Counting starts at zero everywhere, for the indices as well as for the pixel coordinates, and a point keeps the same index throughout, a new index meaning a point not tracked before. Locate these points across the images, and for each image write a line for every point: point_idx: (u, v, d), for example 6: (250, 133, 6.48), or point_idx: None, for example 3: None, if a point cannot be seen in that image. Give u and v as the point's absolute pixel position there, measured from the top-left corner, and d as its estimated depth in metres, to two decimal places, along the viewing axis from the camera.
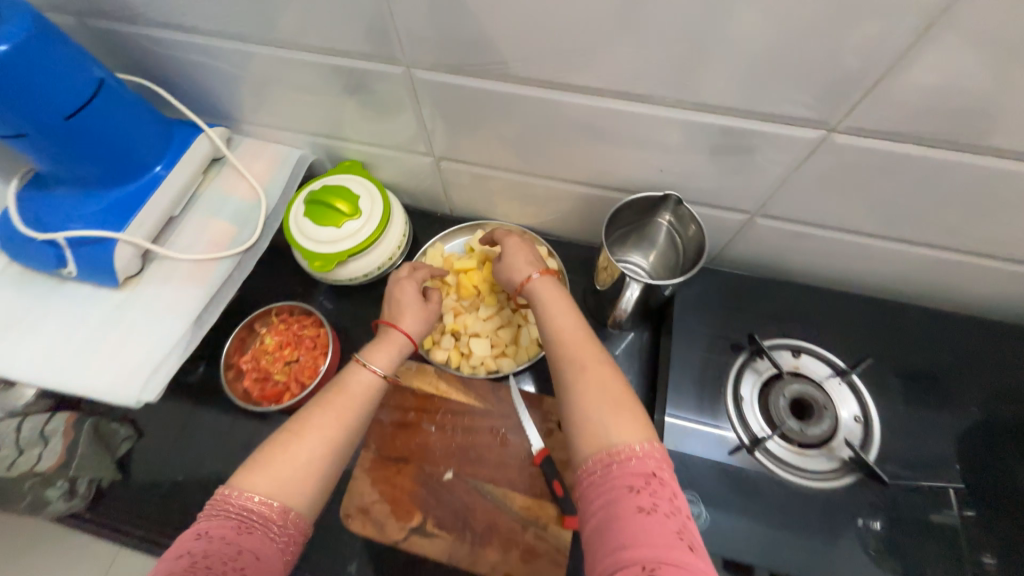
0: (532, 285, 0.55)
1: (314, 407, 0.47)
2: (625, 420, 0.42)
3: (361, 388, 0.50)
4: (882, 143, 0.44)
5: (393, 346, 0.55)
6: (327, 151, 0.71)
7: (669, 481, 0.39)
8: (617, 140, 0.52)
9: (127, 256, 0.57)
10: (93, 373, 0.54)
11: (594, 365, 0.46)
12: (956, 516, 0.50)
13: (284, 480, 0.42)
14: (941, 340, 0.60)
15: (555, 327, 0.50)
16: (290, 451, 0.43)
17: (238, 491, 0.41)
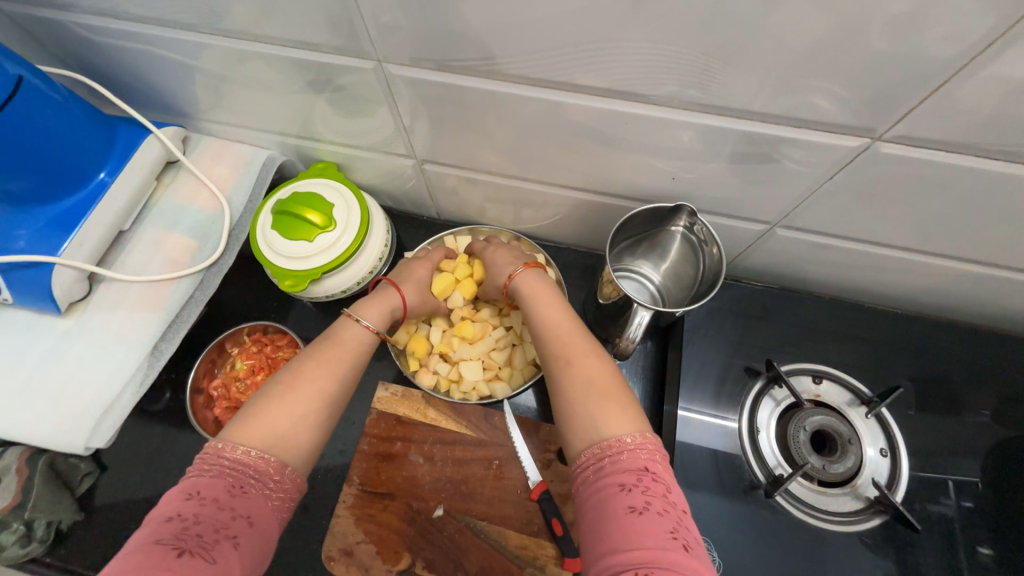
0: (517, 280, 0.53)
1: (309, 362, 0.46)
2: (613, 413, 0.40)
3: (352, 343, 0.49)
4: (937, 155, 0.37)
5: (386, 303, 0.53)
6: (297, 151, 0.63)
7: (664, 475, 0.37)
8: (624, 146, 0.46)
9: (68, 281, 0.50)
10: (37, 415, 0.48)
11: (582, 357, 0.45)
12: (986, 560, 0.47)
13: (276, 435, 0.41)
14: (968, 362, 0.56)
15: (544, 319, 0.49)
16: (283, 405, 0.42)
17: (232, 446, 0.39)
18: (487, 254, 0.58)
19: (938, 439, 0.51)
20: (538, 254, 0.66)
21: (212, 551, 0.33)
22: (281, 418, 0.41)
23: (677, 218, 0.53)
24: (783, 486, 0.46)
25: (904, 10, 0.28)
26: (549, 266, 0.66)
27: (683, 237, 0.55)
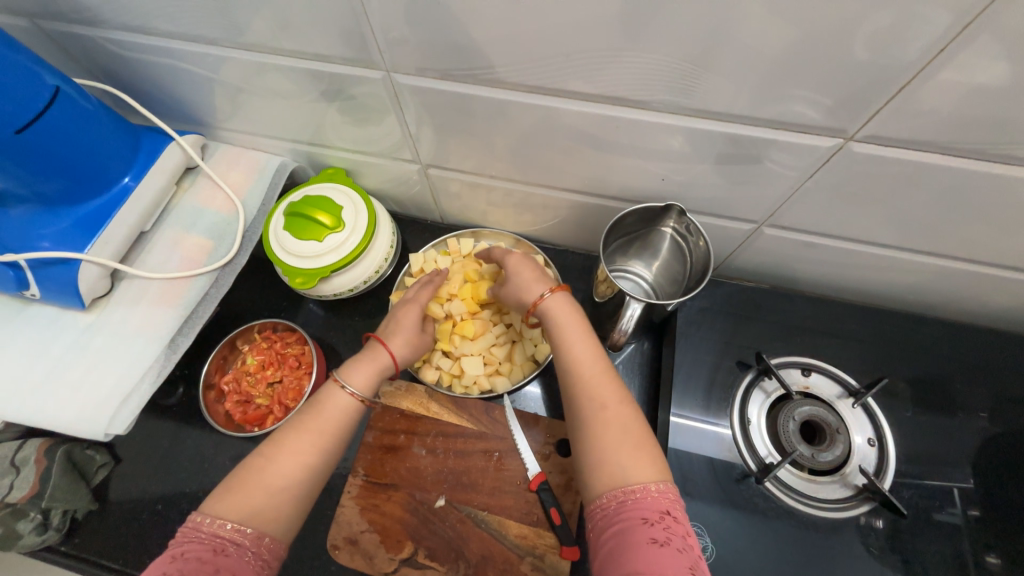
0: (546, 303, 0.52)
1: (292, 431, 0.47)
2: (640, 459, 0.42)
3: (337, 410, 0.49)
4: (906, 153, 0.40)
5: (376, 365, 0.54)
6: (308, 157, 0.67)
7: (682, 519, 0.39)
8: (615, 149, 0.49)
9: (93, 277, 0.53)
10: (60, 404, 0.51)
11: (611, 400, 0.45)
12: (974, 548, 0.48)
13: (258, 508, 0.42)
14: (954, 357, 0.57)
15: (575, 356, 0.49)
16: (265, 477, 0.44)
17: (212, 517, 0.41)
18: (509, 262, 0.57)
19: (926, 431, 0.53)
20: (536, 255, 0.69)
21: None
22: (262, 490, 0.43)
23: (669, 217, 0.55)
24: (772, 473, 0.48)
25: (862, 20, 0.31)
26: (547, 266, 0.69)
27: (674, 237, 0.58)
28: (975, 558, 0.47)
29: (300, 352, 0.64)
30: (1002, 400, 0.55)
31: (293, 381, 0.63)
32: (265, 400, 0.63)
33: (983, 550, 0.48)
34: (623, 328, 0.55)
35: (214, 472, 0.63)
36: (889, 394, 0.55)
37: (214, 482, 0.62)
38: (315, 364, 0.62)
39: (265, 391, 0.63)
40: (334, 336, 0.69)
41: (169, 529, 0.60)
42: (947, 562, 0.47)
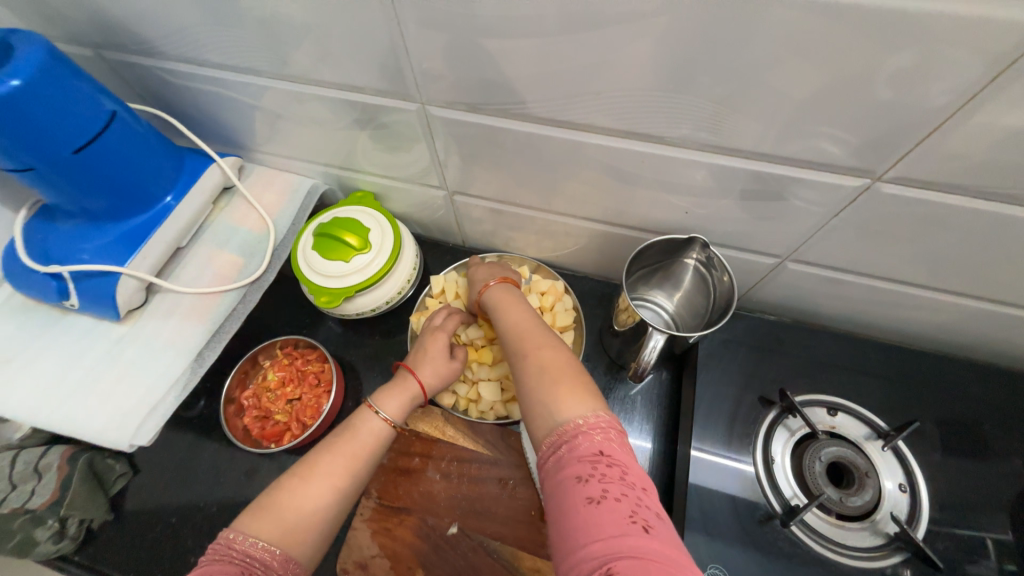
0: (489, 289, 0.57)
1: (328, 452, 0.48)
2: (567, 396, 0.42)
3: (370, 435, 0.50)
4: (935, 195, 0.40)
5: (406, 394, 0.54)
6: (338, 181, 0.69)
7: (618, 455, 0.38)
8: (639, 181, 0.50)
9: (130, 289, 0.55)
10: (89, 412, 0.52)
11: (537, 350, 0.47)
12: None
13: (288, 528, 0.42)
14: (986, 400, 0.56)
15: (510, 322, 0.52)
16: (297, 496, 0.44)
17: (244, 536, 0.41)
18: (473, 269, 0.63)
19: (960, 477, 0.51)
20: (557, 282, 0.69)
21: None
22: (294, 510, 0.43)
23: (692, 249, 0.55)
24: (799, 516, 0.46)
25: (890, 67, 0.32)
26: (566, 293, 0.70)
27: (697, 268, 0.58)
28: None
29: (320, 370, 0.65)
30: None
31: (312, 398, 0.64)
32: (283, 417, 0.63)
33: None
34: (647, 358, 0.57)
35: (228, 487, 0.63)
36: (919, 437, 0.53)
37: (228, 497, 0.62)
38: (335, 383, 0.63)
39: (283, 408, 0.64)
40: (354, 354, 0.70)
41: (181, 543, 0.60)
42: None
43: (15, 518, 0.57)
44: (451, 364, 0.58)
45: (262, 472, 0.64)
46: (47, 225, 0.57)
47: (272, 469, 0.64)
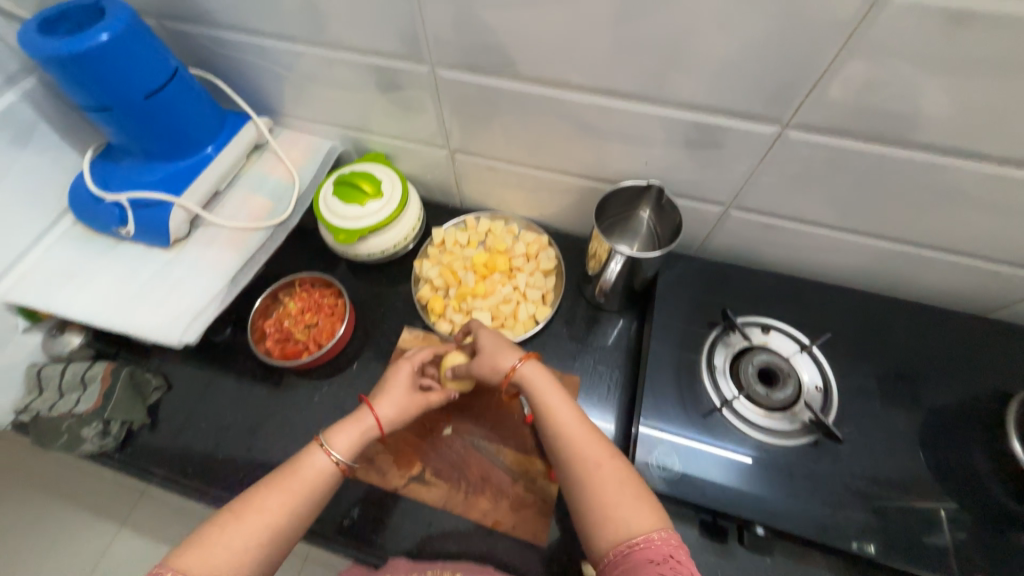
0: (519, 371, 0.58)
1: (267, 489, 0.50)
2: (643, 513, 0.46)
3: (312, 474, 0.52)
4: (829, 139, 0.52)
5: (359, 428, 0.57)
6: (355, 142, 0.80)
7: (683, 558, 0.43)
8: (607, 135, 0.61)
9: (179, 219, 0.65)
10: (143, 317, 0.62)
11: (605, 462, 0.50)
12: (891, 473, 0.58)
13: (214, 564, 0.45)
14: (890, 327, 0.68)
15: (563, 428, 0.53)
16: (226, 535, 0.47)
17: (171, 572, 0.43)
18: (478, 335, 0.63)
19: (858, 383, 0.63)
20: (542, 235, 0.80)
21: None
22: (221, 548, 0.45)
23: (643, 205, 0.69)
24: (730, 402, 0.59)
25: (779, 31, 0.44)
26: (549, 246, 0.80)
27: (648, 224, 0.71)
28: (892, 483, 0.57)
29: (335, 302, 0.75)
30: (926, 363, 0.65)
31: (327, 324, 0.73)
32: (302, 338, 0.73)
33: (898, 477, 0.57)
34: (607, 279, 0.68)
35: (252, 400, 0.72)
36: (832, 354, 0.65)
37: (252, 407, 0.72)
38: (347, 312, 0.73)
39: (303, 331, 0.74)
40: (363, 294, 0.80)
41: (209, 444, 0.69)
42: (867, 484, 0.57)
43: (65, 419, 0.66)
44: (405, 387, 0.62)
45: (281, 388, 0.73)
46: (112, 164, 0.67)
47: (291, 386, 0.73)
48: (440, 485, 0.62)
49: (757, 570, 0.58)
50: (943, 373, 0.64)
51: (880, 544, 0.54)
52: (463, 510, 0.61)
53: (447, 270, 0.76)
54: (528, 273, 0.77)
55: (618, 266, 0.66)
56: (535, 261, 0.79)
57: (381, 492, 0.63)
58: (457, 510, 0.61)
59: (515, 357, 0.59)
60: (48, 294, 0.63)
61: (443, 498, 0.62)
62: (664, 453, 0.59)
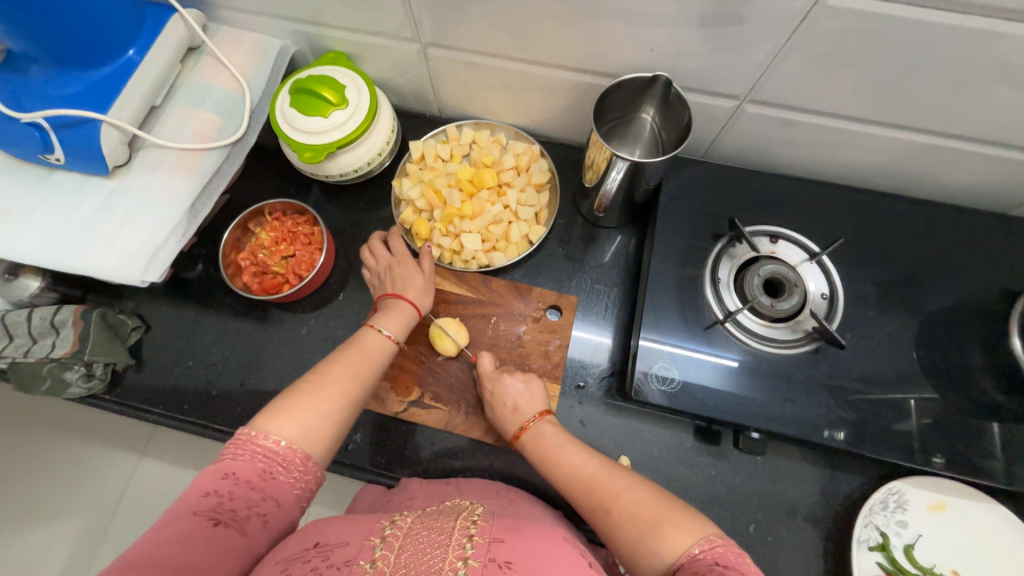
0: (530, 431, 0.56)
1: (337, 364, 0.54)
2: (667, 534, 0.42)
3: (376, 349, 0.57)
4: (876, 6, 0.43)
5: (403, 314, 0.61)
6: (309, 41, 0.68)
7: (740, 565, 0.38)
8: (608, 13, 0.51)
9: (113, 140, 0.57)
10: (96, 255, 0.56)
11: (618, 492, 0.47)
12: (885, 373, 0.59)
13: (305, 428, 0.48)
14: (903, 229, 0.65)
15: (566, 466, 0.51)
16: (312, 400, 0.49)
17: (264, 434, 0.46)
18: (496, 392, 0.60)
19: (861, 288, 0.62)
20: (533, 145, 0.72)
21: (244, 523, 0.41)
22: (310, 412, 0.49)
23: (646, 106, 0.62)
24: (732, 315, 0.58)
25: None
26: (542, 156, 0.73)
27: (651, 129, 0.64)
28: (886, 382, 0.59)
29: (311, 230, 0.70)
30: (935, 263, 0.63)
31: (306, 254, 0.69)
32: (280, 270, 0.68)
33: (893, 376, 0.59)
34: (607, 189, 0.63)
35: (238, 336, 0.70)
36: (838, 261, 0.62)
37: (239, 343, 0.70)
38: (325, 242, 0.68)
39: (279, 263, 0.68)
40: (341, 220, 0.74)
41: (200, 381, 0.68)
42: (864, 384, 0.58)
43: (43, 364, 0.63)
44: (428, 276, 0.65)
45: (267, 322, 0.70)
46: (15, 76, 0.56)
47: (277, 321, 0.70)
48: (438, 409, 0.64)
49: (748, 469, 0.62)
50: (950, 272, 0.63)
51: (872, 442, 0.56)
52: (464, 429, 0.63)
53: (430, 189, 0.68)
54: (519, 189, 0.71)
55: (619, 173, 0.59)
56: (526, 176, 0.72)
57: (383, 417, 0.64)
58: (458, 430, 0.63)
59: (532, 411, 0.58)
60: None
61: (442, 421, 0.63)
62: (664, 367, 0.59)
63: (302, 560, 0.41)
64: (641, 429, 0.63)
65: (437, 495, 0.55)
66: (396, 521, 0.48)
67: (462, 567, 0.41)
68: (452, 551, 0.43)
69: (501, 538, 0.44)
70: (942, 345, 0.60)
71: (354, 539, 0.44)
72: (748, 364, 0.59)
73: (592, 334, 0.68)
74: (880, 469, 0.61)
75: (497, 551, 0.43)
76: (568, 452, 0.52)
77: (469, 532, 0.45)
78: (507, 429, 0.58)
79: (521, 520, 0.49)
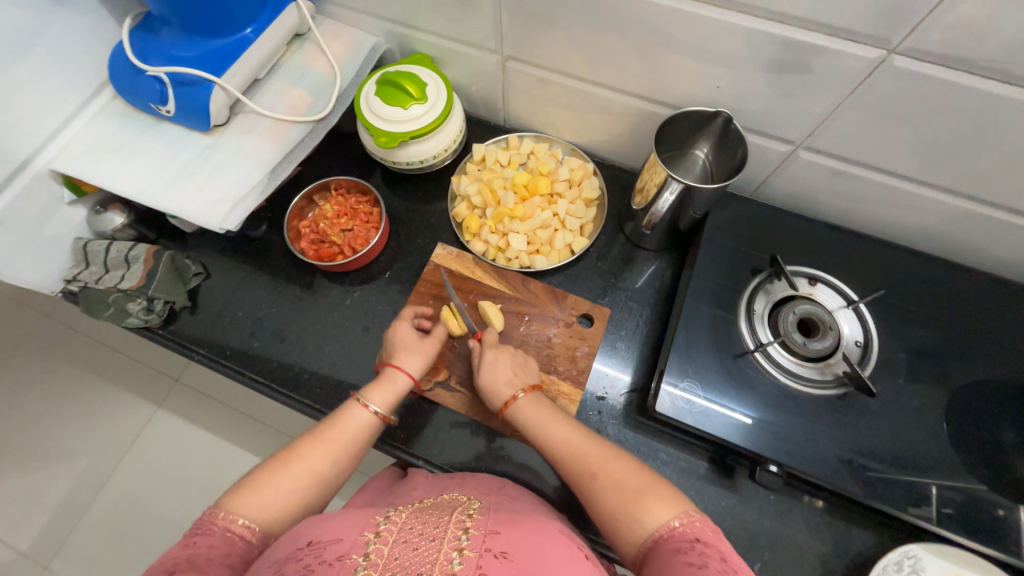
0: (519, 404, 0.57)
1: (311, 437, 0.53)
2: (650, 504, 0.44)
3: (356, 424, 0.55)
4: (941, 70, 0.46)
5: (391, 386, 0.59)
6: (400, 41, 0.74)
7: (716, 542, 0.41)
8: (683, 49, 0.56)
9: (220, 103, 0.64)
10: (185, 199, 0.62)
11: (604, 465, 0.49)
12: (912, 432, 0.59)
13: (267, 508, 0.48)
14: (945, 292, 0.65)
15: (554, 441, 0.53)
16: (278, 478, 0.49)
17: (225, 513, 0.46)
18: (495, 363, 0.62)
19: (896, 344, 0.63)
20: (587, 163, 0.77)
21: (204, 567, 0.42)
22: (273, 491, 0.48)
23: (701, 141, 0.66)
24: (763, 346, 0.59)
25: None
26: (594, 174, 0.77)
27: (703, 163, 0.68)
28: (912, 441, 0.58)
29: (371, 210, 0.75)
30: (977, 331, 0.63)
31: (363, 231, 0.74)
32: (337, 241, 0.73)
33: (920, 435, 0.58)
34: (657, 210, 0.66)
35: (286, 297, 0.74)
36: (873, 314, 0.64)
37: (287, 303, 0.74)
38: (383, 221, 0.73)
39: (337, 235, 0.73)
40: (399, 206, 0.79)
41: (246, 332, 0.72)
42: (887, 438, 0.58)
43: (110, 293, 0.68)
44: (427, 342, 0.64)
45: (315, 289, 0.75)
46: (149, 36, 0.64)
47: (324, 289, 0.75)
48: (460, 395, 0.67)
49: (759, 505, 0.61)
50: (992, 344, 0.62)
51: (886, 496, 0.56)
52: (483, 417, 0.66)
53: (486, 188, 0.73)
54: (570, 200, 0.75)
55: (671, 194, 0.61)
56: (577, 189, 0.76)
57: (410, 394, 0.68)
58: (477, 416, 0.66)
59: (519, 386, 0.59)
60: (91, 166, 0.64)
61: (462, 405, 0.66)
62: (687, 386, 0.60)
63: (295, 560, 0.40)
64: (656, 448, 0.64)
65: (438, 488, 0.56)
66: (391, 517, 0.47)
67: (457, 557, 0.40)
68: (447, 543, 0.42)
69: (496, 531, 0.44)
70: (976, 413, 0.59)
71: (346, 535, 0.43)
72: (770, 398, 0.60)
73: (618, 349, 0.70)
74: (896, 530, 0.60)
75: (492, 542, 0.42)
76: (556, 428, 0.54)
77: (464, 525, 0.44)
78: (496, 401, 0.59)
79: (518, 514, 0.49)
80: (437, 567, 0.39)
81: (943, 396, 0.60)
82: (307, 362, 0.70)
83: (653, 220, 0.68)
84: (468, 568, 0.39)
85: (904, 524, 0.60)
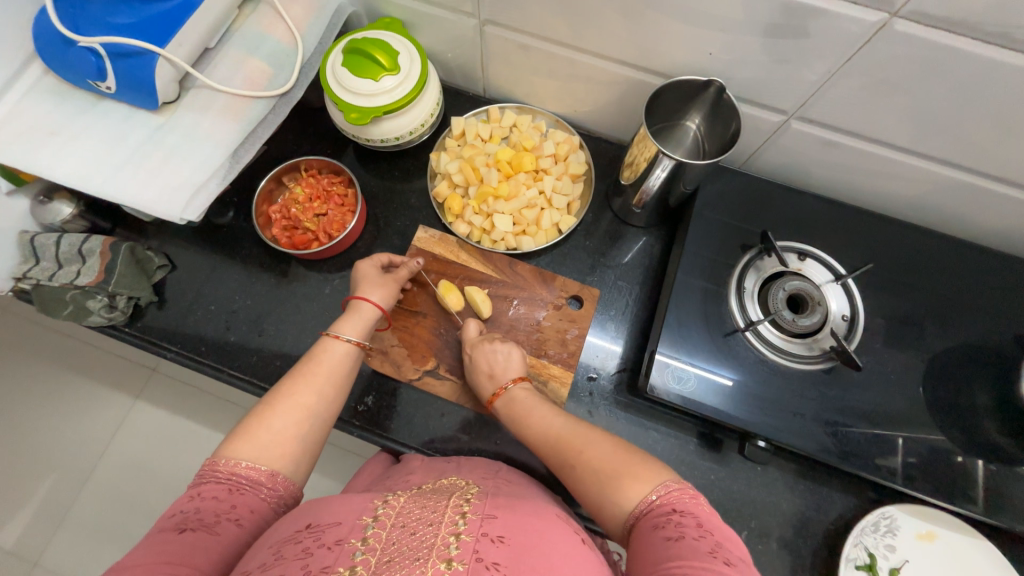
0: (506, 395, 0.58)
1: (294, 377, 0.52)
2: (626, 484, 0.45)
3: (336, 358, 0.55)
4: (941, 35, 0.44)
5: (359, 315, 0.60)
6: (366, 3, 0.67)
7: (694, 508, 0.41)
8: (674, 11, 0.52)
9: (167, 77, 0.57)
10: (139, 185, 0.57)
11: (583, 449, 0.49)
12: (895, 401, 0.60)
13: (265, 446, 0.47)
14: (931, 262, 0.66)
15: (541, 429, 0.54)
16: (268, 419, 0.48)
17: (225, 459, 0.45)
18: (484, 350, 0.61)
19: (881, 315, 0.63)
20: (573, 135, 0.73)
21: (213, 527, 0.41)
22: (267, 431, 0.47)
23: (693, 112, 0.63)
24: (754, 324, 0.59)
25: None
26: (581, 148, 0.74)
27: (694, 135, 0.65)
28: (895, 409, 0.60)
29: (346, 191, 0.70)
30: (958, 299, 0.64)
31: (338, 215, 0.70)
32: (311, 228, 0.69)
33: (902, 404, 0.60)
34: (647, 188, 0.64)
35: (261, 287, 0.70)
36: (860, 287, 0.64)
37: (262, 294, 0.70)
38: (359, 205, 0.69)
39: (311, 220, 0.69)
40: (375, 187, 0.75)
41: (220, 325, 0.69)
42: (871, 407, 0.60)
43: (66, 291, 0.63)
44: (394, 277, 0.64)
45: (291, 278, 0.71)
46: None
47: (301, 278, 0.71)
48: (450, 381, 0.65)
49: (747, 476, 0.63)
50: (972, 312, 0.64)
51: (867, 463, 0.58)
52: (474, 403, 0.65)
53: (468, 166, 0.69)
54: (556, 177, 0.72)
55: (662, 171, 0.59)
56: (563, 164, 0.73)
57: (397, 383, 0.66)
58: (468, 402, 0.65)
59: (508, 376, 0.60)
60: (26, 152, 0.57)
61: (453, 393, 0.65)
62: (680, 366, 0.60)
63: (294, 542, 0.40)
64: (647, 426, 0.65)
65: (435, 472, 0.55)
66: (389, 500, 0.46)
67: (454, 542, 0.40)
68: (444, 527, 0.41)
69: (494, 514, 0.43)
70: (954, 380, 0.61)
71: (346, 518, 0.42)
72: (759, 374, 0.60)
73: (609, 329, 0.69)
74: (874, 493, 0.63)
75: (489, 526, 0.41)
76: (540, 416, 0.55)
77: (462, 510, 0.44)
78: (482, 392, 0.60)
79: (515, 498, 0.49)
80: (434, 552, 0.39)
81: (925, 364, 0.62)
82: (288, 355, 0.67)
83: (643, 198, 0.66)
84: (465, 554, 0.39)
85: (882, 487, 0.63)
